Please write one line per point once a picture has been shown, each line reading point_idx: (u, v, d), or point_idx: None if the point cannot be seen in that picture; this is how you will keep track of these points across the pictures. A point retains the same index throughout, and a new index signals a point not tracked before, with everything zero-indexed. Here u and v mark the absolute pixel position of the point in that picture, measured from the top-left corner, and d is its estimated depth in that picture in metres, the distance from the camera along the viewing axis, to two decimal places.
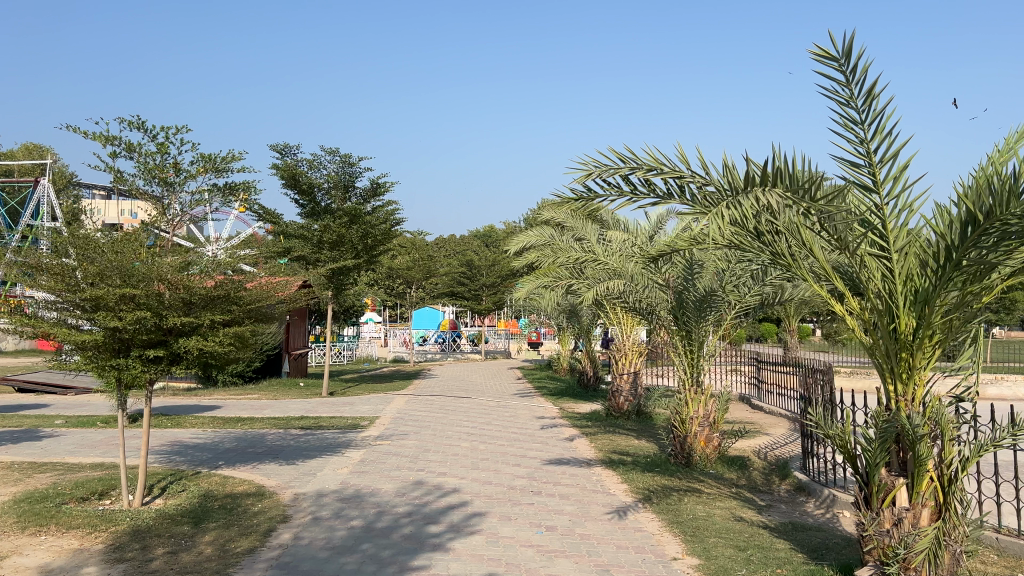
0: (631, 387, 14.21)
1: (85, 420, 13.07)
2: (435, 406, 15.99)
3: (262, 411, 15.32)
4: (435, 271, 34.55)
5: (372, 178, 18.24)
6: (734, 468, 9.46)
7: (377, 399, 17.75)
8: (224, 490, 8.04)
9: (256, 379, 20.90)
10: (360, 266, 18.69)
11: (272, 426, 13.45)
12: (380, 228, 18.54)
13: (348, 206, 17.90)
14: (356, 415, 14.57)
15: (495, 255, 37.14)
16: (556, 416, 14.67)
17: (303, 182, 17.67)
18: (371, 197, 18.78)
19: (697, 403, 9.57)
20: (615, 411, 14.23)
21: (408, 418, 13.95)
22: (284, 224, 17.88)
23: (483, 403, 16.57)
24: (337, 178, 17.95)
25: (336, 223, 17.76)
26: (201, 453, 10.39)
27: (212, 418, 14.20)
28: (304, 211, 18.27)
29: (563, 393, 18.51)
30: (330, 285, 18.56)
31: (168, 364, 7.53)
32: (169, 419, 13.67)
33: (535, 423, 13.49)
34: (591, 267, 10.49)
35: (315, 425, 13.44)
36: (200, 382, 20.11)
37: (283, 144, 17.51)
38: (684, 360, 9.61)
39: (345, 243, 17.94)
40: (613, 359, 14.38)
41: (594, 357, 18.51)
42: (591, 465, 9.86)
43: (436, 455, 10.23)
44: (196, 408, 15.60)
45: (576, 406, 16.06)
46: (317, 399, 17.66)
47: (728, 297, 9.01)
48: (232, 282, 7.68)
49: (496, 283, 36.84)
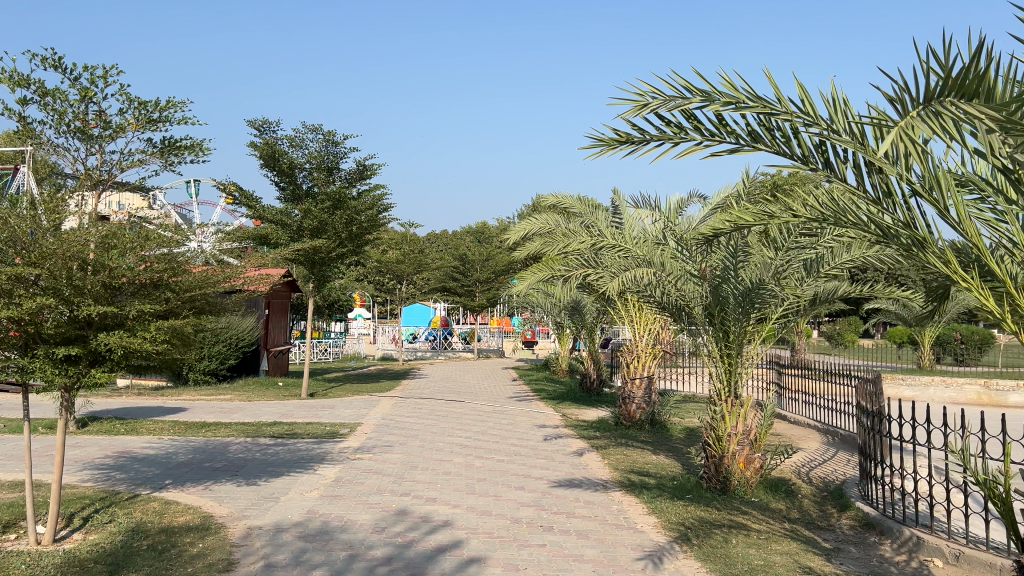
0: (645, 394, 12.71)
1: (23, 424, 11.44)
2: (426, 411, 14.43)
3: (231, 415, 13.72)
4: (426, 264, 32.97)
5: (358, 159, 16.72)
6: (781, 496, 7.97)
7: (360, 401, 16.18)
8: (159, 523, 6.46)
9: (230, 377, 19.28)
10: (344, 255, 17.11)
11: (239, 434, 11.87)
12: (367, 215, 16.99)
13: (332, 188, 16.35)
14: (335, 422, 13.00)
15: (489, 249, 35.62)
16: (559, 424, 13.16)
17: (282, 161, 16.10)
18: (357, 180, 17.22)
19: (735, 418, 8.02)
20: (626, 421, 12.73)
21: (394, 426, 12.42)
22: (261, 208, 16.29)
23: (477, 408, 15.00)
24: (320, 158, 16.39)
25: (318, 208, 16.20)
26: (147, 468, 8.79)
27: (172, 423, 12.57)
28: (284, 195, 16.70)
29: (564, 397, 16.98)
30: (311, 276, 16.96)
31: (87, 366, 5.91)
32: (123, 425, 12.06)
33: (538, 434, 11.96)
34: (610, 254, 8.98)
35: (289, 433, 11.88)
36: (170, 380, 18.49)
37: (261, 119, 15.95)
38: (720, 366, 8.14)
39: (328, 230, 16.39)
40: (623, 362, 12.92)
41: (598, 359, 17.03)
42: (608, 489, 8.34)
43: (425, 475, 8.66)
44: (158, 411, 14.00)
45: (580, 413, 14.57)
46: (295, 401, 16.09)
47: (781, 290, 7.48)
48: (172, 263, 6.16)
49: (490, 278, 35.29)
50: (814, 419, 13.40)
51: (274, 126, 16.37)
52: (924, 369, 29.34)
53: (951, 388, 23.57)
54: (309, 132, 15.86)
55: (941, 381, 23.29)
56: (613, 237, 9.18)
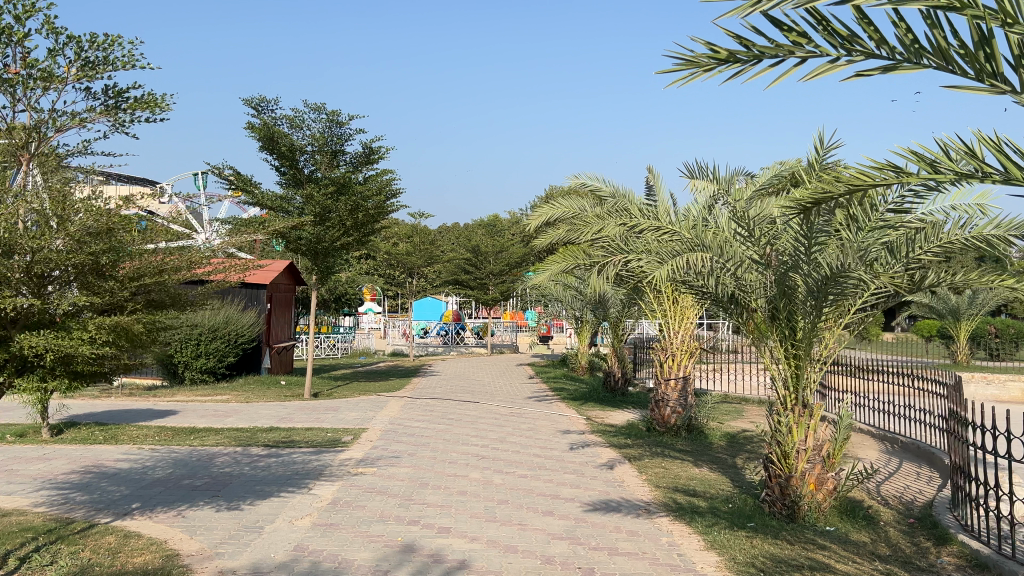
0: (680, 396, 11.41)
1: None
2: (438, 413, 13.23)
3: (224, 419, 12.52)
4: (437, 256, 31.76)
5: (365, 141, 15.46)
6: (862, 524, 6.67)
7: (367, 402, 14.99)
8: (109, 567, 5.22)
9: (229, 376, 18.16)
10: (349, 245, 15.87)
11: (230, 443, 10.65)
12: (375, 202, 15.72)
13: (336, 173, 15.10)
14: (337, 428, 11.76)
15: (502, 241, 34.38)
16: (585, 429, 11.89)
17: (282, 143, 14.86)
18: (363, 164, 15.97)
19: (804, 430, 6.81)
20: (660, 426, 11.43)
21: (402, 432, 11.18)
22: (259, 194, 15.04)
23: (493, 410, 13.78)
24: (322, 140, 15.12)
25: (321, 193, 14.97)
26: (115, 488, 7.58)
27: (159, 429, 11.39)
28: (284, 179, 15.46)
29: (586, 398, 15.72)
30: (315, 268, 15.65)
31: (13, 374, 4.73)
32: (104, 432, 10.91)
33: (561, 442, 10.72)
34: (650, 238, 7.69)
35: (285, 442, 10.64)
36: (167, 380, 17.52)
37: (258, 97, 14.74)
38: (785, 370, 6.88)
39: (332, 217, 15.16)
40: (656, 362, 11.67)
41: (622, 356, 15.78)
42: (652, 513, 7.07)
43: (436, 495, 7.43)
44: (146, 415, 12.81)
45: (606, 416, 13.30)
46: (296, 403, 14.88)
47: (868, 278, 6.18)
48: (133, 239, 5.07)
49: (503, 271, 34.06)
50: (867, 424, 12.10)
51: (273, 105, 15.14)
52: (959, 365, 27.85)
53: (994, 385, 22.10)
54: (310, 111, 14.60)
55: (983, 379, 21.83)
56: (656, 217, 7.87)
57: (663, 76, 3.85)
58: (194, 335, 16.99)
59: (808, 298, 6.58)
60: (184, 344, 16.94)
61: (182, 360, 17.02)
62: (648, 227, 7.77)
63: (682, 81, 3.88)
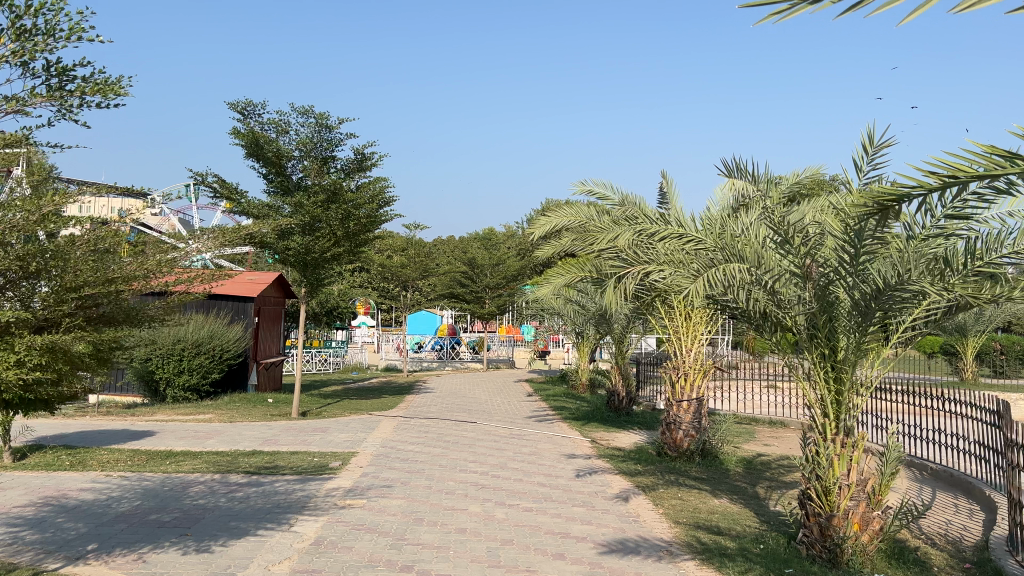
0: (694, 418, 10.65)
1: None
2: (434, 435, 12.45)
3: (205, 441, 11.69)
4: (432, 269, 31.00)
5: (356, 146, 14.72)
6: (914, 571, 5.89)
7: (358, 423, 14.16)
8: None
9: (214, 394, 17.36)
10: (340, 255, 15.10)
11: (208, 469, 9.82)
12: (368, 211, 14.95)
13: (326, 180, 14.34)
14: (325, 452, 10.94)
15: (499, 253, 33.61)
16: (591, 453, 11.11)
17: (269, 149, 14.11)
18: (355, 171, 15.23)
19: (846, 463, 6.04)
20: (672, 451, 10.67)
21: (395, 458, 10.38)
22: (245, 203, 14.28)
23: (491, 431, 13.00)
24: (311, 145, 14.37)
25: (310, 202, 14.23)
26: (72, 526, 6.75)
27: (132, 453, 10.55)
28: (272, 188, 14.70)
29: (589, 418, 14.94)
30: (304, 281, 14.85)
31: None
32: (72, 455, 10.10)
33: (566, 468, 9.94)
34: (671, 247, 6.93)
35: (268, 469, 9.82)
36: (150, 398, 16.77)
37: (244, 101, 14.00)
38: (825, 394, 6.12)
39: (322, 227, 14.41)
40: (667, 382, 10.92)
41: (627, 374, 15.03)
42: (676, 555, 6.28)
43: (431, 534, 6.63)
44: (121, 436, 11.97)
45: (612, 439, 12.52)
46: (283, 423, 14.06)
47: (925, 290, 5.44)
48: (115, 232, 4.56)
49: (500, 284, 33.27)
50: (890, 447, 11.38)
51: (260, 110, 14.41)
52: (968, 382, 27.10)
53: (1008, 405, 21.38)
54: (298, 114, 13.85)
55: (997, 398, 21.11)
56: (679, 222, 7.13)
57: (749, 8, 2.12)
58: (176, 350, 16.22)
59: (853, 314, 5.84)
60: (166, 359, 16.22)
61: (164, 377, 16.26)
62: (668, 235, 7.03)
63: (773, 19, 2.21)
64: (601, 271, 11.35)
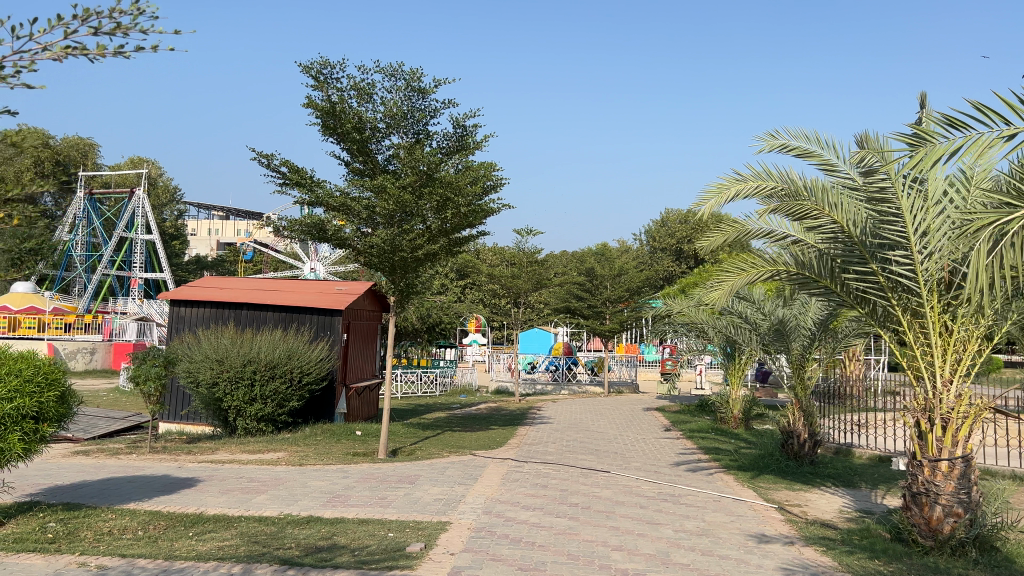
0: (962, 490, 6.83)
1: None
2: (556, 494, 9.06)
3: (254, 496, 8.77)
4: (547, 280, 27.87)
5: (457, 118, 11.71)
6: None
7: (458, 469, 10.98)
8: None
9: (293, 426, 14.77)
10: (436, 256, 12.10)
11: (237, 547, 6.82)
12: (470, 198, 11.79)
13: (418, 159, 11.38)
14: (406, 521, 7.77)
15: (620, 263, 30.17)
16: (791, 537, 7.47)
17: (348, 120, 11.30)
18: (454, 152, 12.26)
19: None
20: (928, 540, 6.93)
21: (503, 538, 7.08)
22: (322, 192, 11.55)
23: (633, 488, 9.53)
24: (400, 115, 11.46)
25: (398, 186, 11.29)
26: None
27: (149, 515, 7.70)
28: (354, 174, 11.94)
29: (759, 468, 11.36)
30: (392, 289, 11.95)
31: None
32: (63, 522, 7.28)
33: (765, 567, 6.36)
34: None
35: (320, 551, 6.71)
36: (220, 427, 14.35)
37: (319, 61, 11.22)
38: None
39: (414, 218, 11.47)
40: (915, 432, 7.21)
41: (809, 410, 11.40)
42: None
43: None
44: (154, 485, 9.27)
45: (808, 511, 8.84)
46: (364, 469, 11.08)
47: None
48: None
49: (623, 297, 29.73)
50: None
51: (340, 75, 11.65)
52: None
53: None
54: (383, 75, 10.98)
55: None
56: None
57: None
58: (247, 374, 13.65)
59: None
60: (235, 384, 13.67)
61: (234, 405, 13.76)
62: None
63: None
64: (806, 265, 7.74)
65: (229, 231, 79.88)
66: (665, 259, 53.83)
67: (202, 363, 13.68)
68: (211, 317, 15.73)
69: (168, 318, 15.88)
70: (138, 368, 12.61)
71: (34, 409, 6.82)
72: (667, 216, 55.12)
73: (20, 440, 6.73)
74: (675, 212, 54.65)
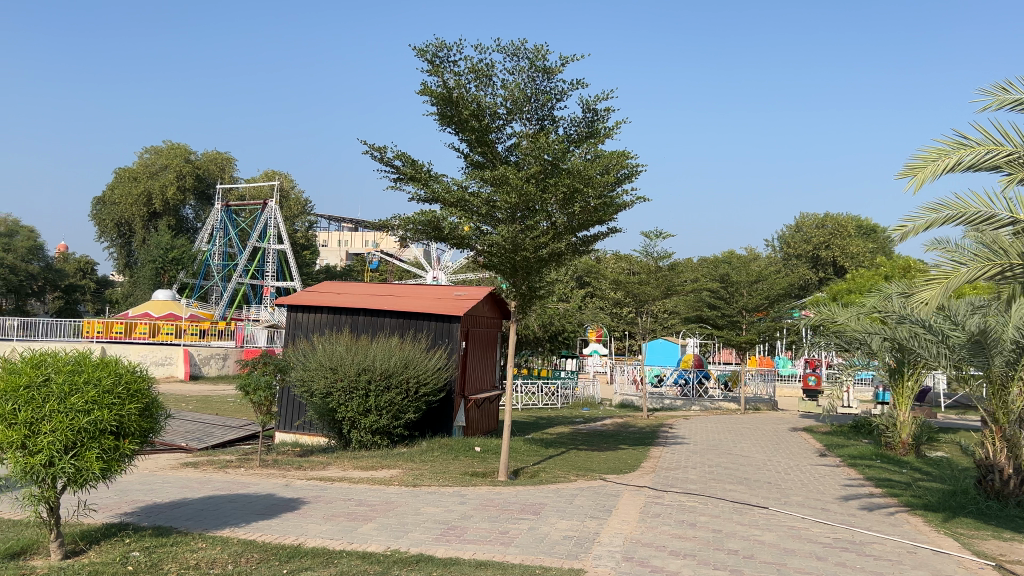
0: None
1: None
2: (708, 537, 7.56)
3: (360, 525, 7.75)
4: (678, 288, 26.09)
5: (587, 100, 10.43)
6: None
7: (589, 497, 9.62)
8: None
9: (409, 440, 13.87)
10: (562, 257, 10.89)
11: None
12: (601, 189, 10.48)
13: (544, 145, 10.18)
14: (531, 566, 6.49)
15: (758, 269, 27.99)
16: None
17: (466, 107, 10.26)
18: (582, 140, 11.00)
19: None
20: None
21: None
22: (438, 187, 10.55)
23: (803, 533, 7.90)
24: (523, 99, 10.30)
25: (520, 177, 10.13)
26: None
27: (241, 546, 6.79)
28: (472, 167, 10.89)
29: (952, 509, 9.45)
30: (515, 293, 10.79)
31: None
32: (148, 551, 6.44)
33: None
34: None
35: None
36: (334, 439, 13.63)
37: (435, 42, 10.24)
38: None
39: (538, 212, 10.28)
40: None
41: (1015, 439, 9.43)
42: None
43: None
44: (256, 507, 8.41)
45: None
46: (483, 493, 9.91)
47: None
48: None
49: (762, 306, 27.53)
50: None
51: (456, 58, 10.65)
52: None
53: None
54: (504, 53, 9.87)
55: None
56: None
57: None
58: (361, 384, 12.85)
59: None
60: (349, 395, 12.90)
61: (348, 417, 12.97)
62: None
63: None
64: None
65: (358, 242, 81.87)
66: (802, 267, 50.64)
67: (316, 372, 12.98)
68: (328, 323, 15.12)
69: (286, 324, 15.39)
70: (249, 376, 12.02)
71: (114, 424, 6.02)
72: (803, 221, 51.87)
73: (98, 459, 5.94)
74: (810, 217, 51.30)
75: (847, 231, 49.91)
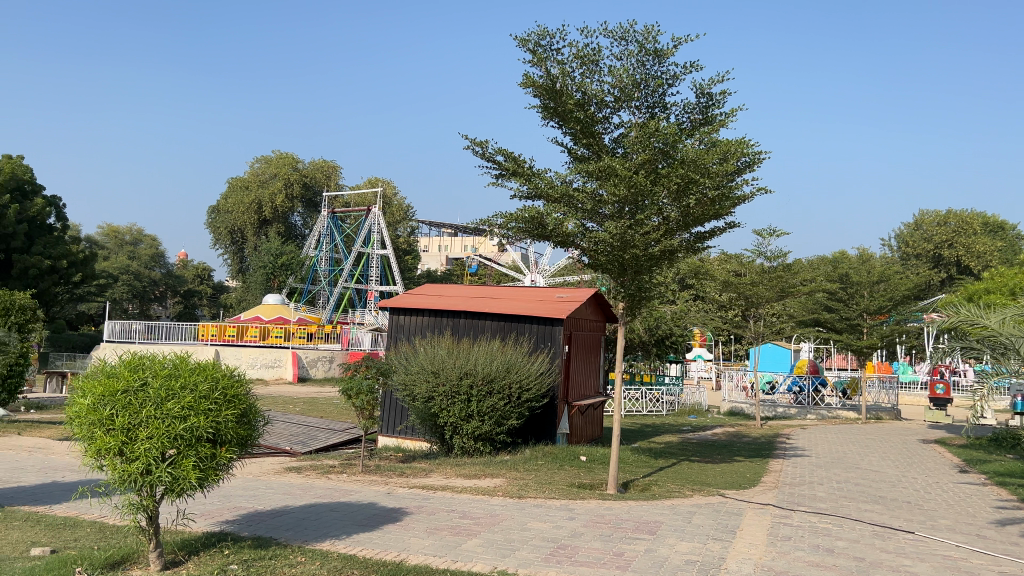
0: None
1: (61, 555, 6.00)
2: (851, 567, 6.71)
3: (464, 540, 7.30)
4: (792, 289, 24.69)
5: (701, 85, 9.69)
6: None
7: (708, 515, 8.87)
8: None
9: (512, 447, 13.40)
10: (674, 254, 10.17)
11: None
12: (718, 179, 9.71)
13: (654, 134, 9.51)
14: None
15: (880, 268, 26.18)
16: None
17: (571, 96, 9.71)
18: (695, 128, 10.25)
19: None
20: None
21: None
22: (541, 182, 10.04)
23: (961, 565, 6.93)
24: (631, 86, 9.65)
25: (629, 169, 9.49)
26: None
27: (341, 560, 6.43)
28: (577, 160, 10.32)
29: None
30: (623, 293, 10.14)
31: None
32: (247, 564, 6.18)
33: None
34: None
35: None
36: (437, 445, 13.32)
37: (538, 30, 9.73)
38: None
39: (647, 206, 9.61)
40: None
41: None
42: None
43: None
44: (357, 517, 8.09)
45: None
46: (593, 507, 9.30)
47: None
48: None
49: (884, 308, 25.72)
50: None
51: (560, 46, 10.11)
52: None
53: None
54: (612, 38, 9.24)
55: None
56: None
57: None
58: (463, 389, 12.47)
59: None
60: (451, 400, 12.53)
61: (450, 422, 12.61)
62: None
63: None
64: None
65: (457, 246, 82.56)
66: (922, 266, 47.56)
67: (417, 376, 12.68)
68: (429, 326, 14.84)
69: (388, 327, 15.21)
70: (351, 380, 11.83)
71: (211, 431, 5.76)
72: (922, 218, 48.73)
73: (194, 467, 5.70)
74: (931, 214, 48.07)
75: (974, 227, 46.52)
